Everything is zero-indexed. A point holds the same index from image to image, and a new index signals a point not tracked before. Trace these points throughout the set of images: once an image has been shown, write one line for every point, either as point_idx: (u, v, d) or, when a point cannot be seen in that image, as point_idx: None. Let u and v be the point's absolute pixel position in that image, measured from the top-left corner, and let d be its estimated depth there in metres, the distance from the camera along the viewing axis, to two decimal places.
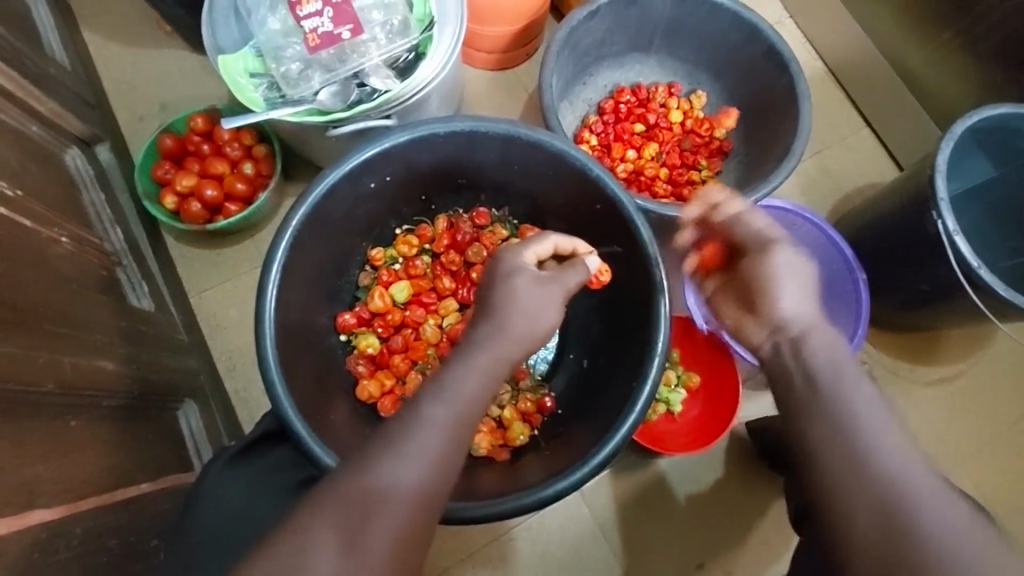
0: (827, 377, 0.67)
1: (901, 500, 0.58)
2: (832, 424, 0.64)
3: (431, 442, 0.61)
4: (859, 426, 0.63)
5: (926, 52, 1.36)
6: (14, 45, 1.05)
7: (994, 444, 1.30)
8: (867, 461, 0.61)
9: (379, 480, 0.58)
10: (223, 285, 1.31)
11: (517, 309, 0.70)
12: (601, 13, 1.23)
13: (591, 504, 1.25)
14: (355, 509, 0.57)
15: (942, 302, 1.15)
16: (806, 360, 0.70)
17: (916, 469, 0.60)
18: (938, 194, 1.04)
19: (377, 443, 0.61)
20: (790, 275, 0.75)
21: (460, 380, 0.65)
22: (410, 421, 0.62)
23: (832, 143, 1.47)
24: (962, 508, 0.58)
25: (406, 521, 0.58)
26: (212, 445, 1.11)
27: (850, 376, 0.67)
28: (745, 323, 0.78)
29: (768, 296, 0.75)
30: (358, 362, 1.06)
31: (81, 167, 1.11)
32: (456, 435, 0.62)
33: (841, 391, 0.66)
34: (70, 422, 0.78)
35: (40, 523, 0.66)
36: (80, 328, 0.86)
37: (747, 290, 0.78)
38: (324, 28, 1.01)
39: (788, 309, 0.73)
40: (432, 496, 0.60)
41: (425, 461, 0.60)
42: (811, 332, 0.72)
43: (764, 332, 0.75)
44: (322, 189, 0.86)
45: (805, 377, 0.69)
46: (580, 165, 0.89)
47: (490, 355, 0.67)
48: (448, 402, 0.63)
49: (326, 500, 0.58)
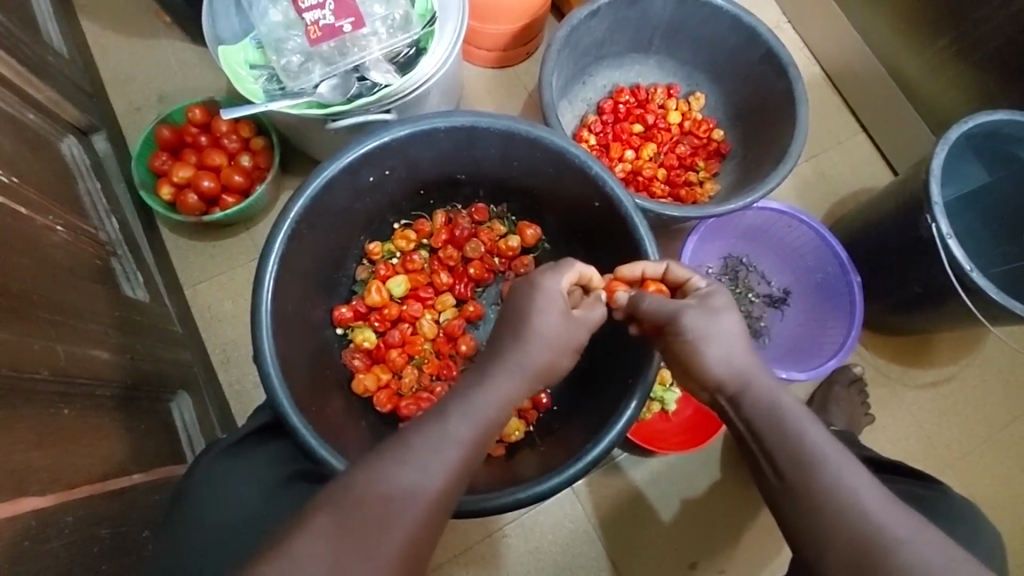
0: (773, 431, 0.66)
1: (864, 525, 0.59)
2: (789, 456, 0.64)
3: (445, 454, 0.61)
4: (818, 464, 0.63)
5: (922, 59, 1.37)
6: (13, 32, 1.04)
7: (982, 448, 1.31)
8: (830, 503, 0.61)
9: (388, 487, 0.58)
10: (219, 278, 1.31)
11: (541, 331, 0.70)
12: (601, 13, 1.23)
13: (583, 502, 1.25)
14: (360, 516, 0.56)
15: (935, 306, 1.17)
16: (748, 419, 0.68)
17: (882, 503, 0.60)
18: (933, 198, 1.05)
19: (387, 449, 0.61)
20: (708, 340, 0.70)
21: (479, 395, 0.66)
22: (425, 428, 0.63)
23: (828, 147, 1.48)
24: (933, 536, 0.58)
25: (412, 532, 0.58)
26: (204, 437, 1.10)
27: (798, 421, 0.66)
28: (689, 383, 0.75)
29: (700, 362, 0.71)
30: (354, 356, 1.05)
31: (77, 156, 1.11)
32: (470, 449, 0.63)
33: (792, 434, 0.65)
34: (64, 410, 0.77)
35: (31, 510, 0.65)
36: (75, 317, 0.86)
37: (676, 357, 0.74)
38: (326, 20, 1.01)
39: (719, 371, 0.70)
40: (440, 502, 0.60)
41: (434, 471, 0.60)
42: (748, 387, 0.69)
43: (709, 396, 0.73)
44: (320, 182, 0.86)
45: (753, 437, 0.68)
46: (580, 162, 0.90)
47: (511, 373, 0.68)
48: (464, 418, 0.64)
49: (333, 502, 0.57)
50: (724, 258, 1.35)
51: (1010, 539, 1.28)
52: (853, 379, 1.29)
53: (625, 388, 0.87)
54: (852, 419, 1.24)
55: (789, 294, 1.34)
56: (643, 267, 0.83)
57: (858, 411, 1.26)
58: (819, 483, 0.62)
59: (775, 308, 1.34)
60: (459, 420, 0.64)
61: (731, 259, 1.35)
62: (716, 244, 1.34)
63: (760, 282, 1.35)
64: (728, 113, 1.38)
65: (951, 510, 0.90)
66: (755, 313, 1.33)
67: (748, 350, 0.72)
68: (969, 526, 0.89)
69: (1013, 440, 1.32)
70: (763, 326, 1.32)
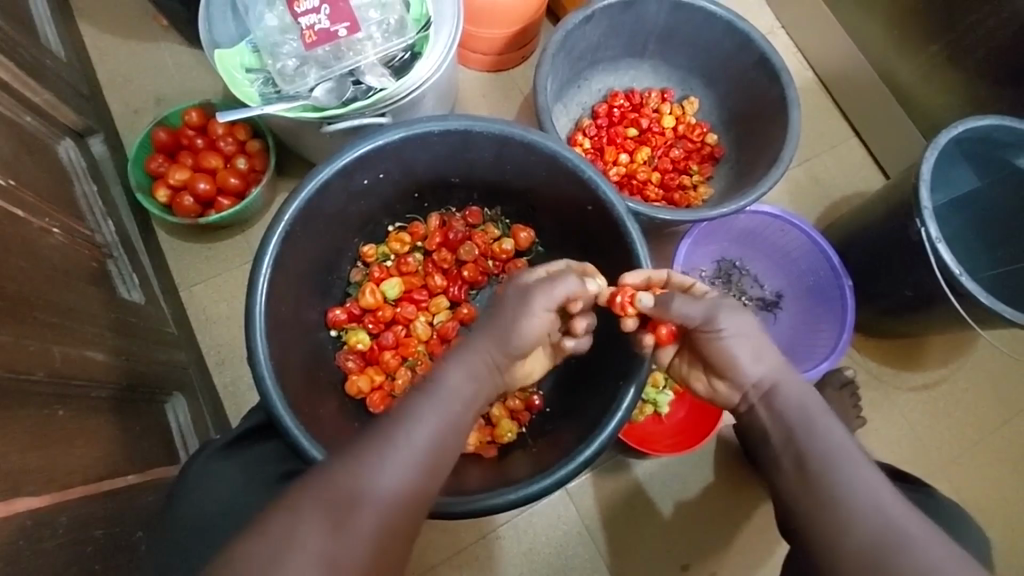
0: (802, 431, 0.68)
1: (879, 522, 0.60)
2: (810, 455, 0.66)
3: (419, 443, 0.63)
4: (836, 465, 0.64)
5: (913, 64, 1.38)
6: (10, 34, 1.05)
7: (973, 451, 1.32)
8: (843, 505, 0.62)
9: (367, 476, 0.60)
10: (215, 279, 1.31)
11: (501, 314, 0.73)
12: (596, 18, 1.24)
13: (577, 503, 1.25)
14: (334, 501, 0.59)
15: (925, 310, 1.18)
16: (778, 418, 0.70)
17: (896, 508, 0.61)
18: (922, 202, 1.06)
19: (365, 439, 0.64)
20: (743, 339, 0.73)
21: (449, 382, 0.68)
22: (399, 416, 0.65)
23: (821, 151, 1.50)
24: (942, 543, 0.59)
25: (389, 520, 0.60)
26: (199, 439, 1.10)
27: (827, 423, 0.68)
28: (718, 383, 0.77)
29: (735, 362, 0.73)
30: (348, 357, 1.06)
31: (74, 158, 1.11)
32: (441, 435, 0.65)
33: (816, 434, 0.67)
34: (59, 411, 0.78)
35: (27, 511, 0.66)
36: (71, 318, 0.86)
37: (706, 358, 0.77)
38: (322, 25, 1.01)
39: (754, 370, 0.73)
40: (413, 489, 0.62)
41: (410, 460, 0.62)
42: (780, 387, 0.72)
43: (737, 397, 0.75)
44: (315, 185, 0.87)
45: (781, 434, 0.69)
46: (573, 166, 0.91)
47: (478, 361, 0.70)
48: (435, 404, 0.66)
49: (311, 489, 0.60)
50: (716, 262, 1.36)
51: (1001, 542, 1.29)
52: (844, 382, 1.29)
53: (616, 384, 0.88)
54: (845, 422, 1.25)
55: (781, 297, 1.34)
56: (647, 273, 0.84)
57: (851, 412, 1.26)
58: (833, 485, 0.63)
59: (768, 311, 1.34)
60: (432, 411, 0.66)
61: (724, 262, 1.35)
62: (709, 247, 1.35)
63: (752, 285, 1.35)
64: (722, 117, 1.39)
65: (940, 513, 0.91)
66: None
67: (774, 349, 0.75)
68: (957, 527, 0.90)
69: (1004, 443, 1.33)
70: None
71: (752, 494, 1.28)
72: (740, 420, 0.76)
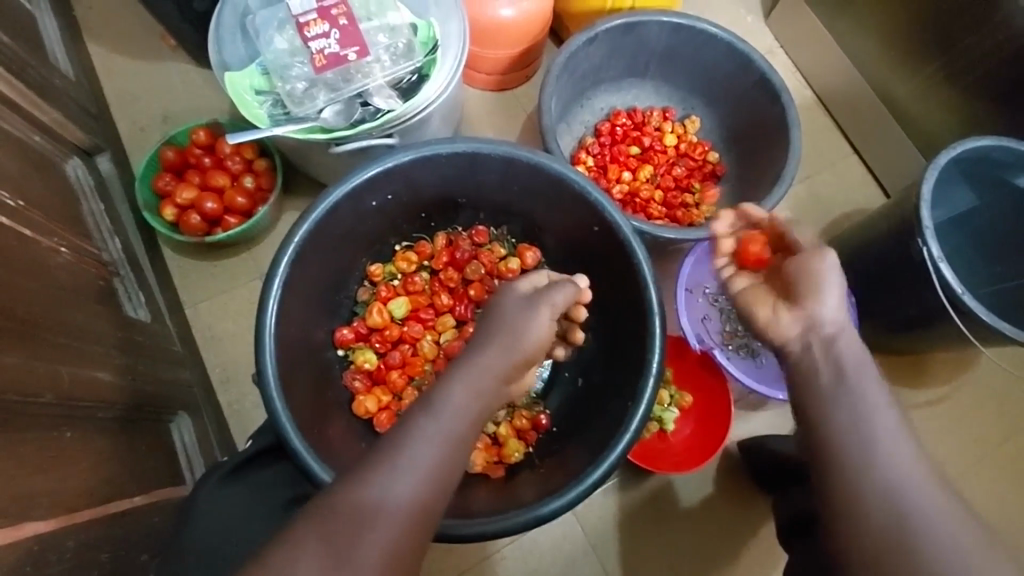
0: (849, 382, 0.72)
1: (902, 486, 0.65)
2: (847, 411, 0.70)
3: (424, 462, 0.63)
4: (866, 431, 0.68)
5: (911, 84, 1.40)
6: (21, 57, 1.06)
7: (979, 466, 1.32)
8: (866, 474, 0.66)
9: (376, 494, 0.61)
10: (221, 297, 1.31)
11: (501, 325, 0.74)
12: (599, 40, 1.26)
13: (583, 522, 1.25)
14: (344, 524, 0.59)
15: (929, 327, 1.18)
16: (835, 362, 0.74)
17: (917, 477, 0.65)
18: (923, 222, 1.08)
19: (374, 459, 0.63)
20: (830, 277, 0.78)
21: (451, 398, 0.67)
22: (407, 434, 0.64)
23: (821, 169, 1.52)
24: (958, 513, 0.63)
25: (400, 535, 0.60)
26: (205, 460, 1.10)
27: (868, 383, 0.72)
28: (778, 318, 0.80)
29: (810, 290, 0.77)
30: (355, 377, 1.06)
31: (81, 177, 1.12)
32: (448, 452, 0.64)
33: (854, 394, 0.71)
34: (66, 433, 0.77)
35: (33, 536, 0.65)
36: (78, 338, 0.87)
37: (792, 283, 0.80)
38: (331, 49, 1.03)
39: (824, 309, 0.76)
40: (422, 509, 0.62)
41: (419, 475, 0.62)
42: (841, 336, 0.76)
43: (796, 330, 0.77)
44: (325, 207, 0.88)
45: (831, 380, 0.73)
46: (578, 187, 0.92)
47: (482, 373, 0.70)
48: (439, 421, 0.66)
49: (322, 512, 0.60)
50: None
51: None
52: None
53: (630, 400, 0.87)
54: None
55: None
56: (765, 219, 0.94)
57: None
58: (860, 452, 0.67)
59: None
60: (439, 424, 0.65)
61: None
62: None
63: None
64: (723, 136, 1.41)
65: None
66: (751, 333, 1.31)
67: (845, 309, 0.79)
68: None
69: (1009, 459, 1.33)
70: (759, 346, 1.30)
71: (759, 512, 1.27)
72: (788, 360, 0.78)
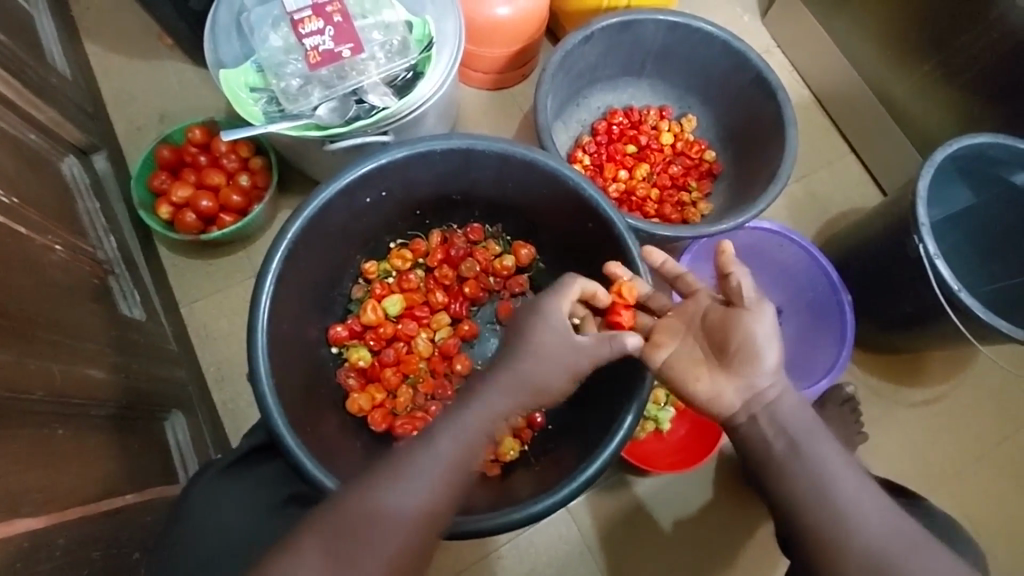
0: (804, 443, 0.72)
1: (876, 537, 0.67)
2: (811, 470, 0.71)
3: (433, 477, 0.64)
4: (831, 492, 0.69)
5: (907, 83, 1.40)
6: (17, 55, 1.06)
7: (977, 466, 1.32)
8: (841, 537, 0.67)
9: (386, 504, 0.62)
10: (216, 296, 1.31)
11: (534, 354, 0.70)
12: (595, 38, 1.26)
13: (578, 522, 1.24)
14: (349, 530, 0.61)
15: (926, 325, 1.18)
16: (784, 424, 0.73)
17: (886, 523, 0.68)
18: (919, 218, 1.07)
19: (383, 468, 0.65)
20: (770, 338, 0.72)
21: (467, 416, 0.68)
22: (416, 448, 0.66)
23: (818, 168, 1.52)
24: (925, 546, 0.66)
25: (408, 543, 0.62)
26: (198, 458, 1.09)
27: (819, 435, 0.73)
28: (719, 386, 0.74)
29: (752, 356, 0.72)
30: (348, 375, 1.05)
31: (77, 175, 1.12)
32: (456, 468, 0.66)
33: (810, 456, 0.71)
34: (58, 430, 0.77)
35: (24, 532, 0.65)
36: (71, 335, 0.86)
37: (729, 352, 0.73)
38: (326, 46, 1.03)
39: (767, 374, 0.73)
40: (428, 520, 0.64)
41: (426, 488, 0.64)
42: (784, 398, 0.74)
43: (738, 402, 0.74)
44: (318, 204, 0.88)
45: (784, 439, 0.73)
46: (573, 184, 0.92)
47: (510, 392, 0.69)
48: (453, 439, 0.66)
49: (329, 519, 0.62)
50: None
51: (1007, 560, 1.28)
52: (845, 399, 1.29)
53: (624, 397, 0.87)
54: (847, 440, 1.24)
55: (780, 312, 1.35)
56: (664, 258, 0.86)
57: (853, 429, 1.26)
58: (830, 512, 0.68)
59: None
60: (453, 437, 0.67)
61: None
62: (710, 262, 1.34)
63: None
64: (719, 134, 1.41)
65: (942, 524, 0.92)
66: None
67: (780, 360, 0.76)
68: (961, 543, 0.90)
69: (1008, 458, 1.33)
70: None
71: (754, 512, 1.27)
72: (735, 431, 0.76)
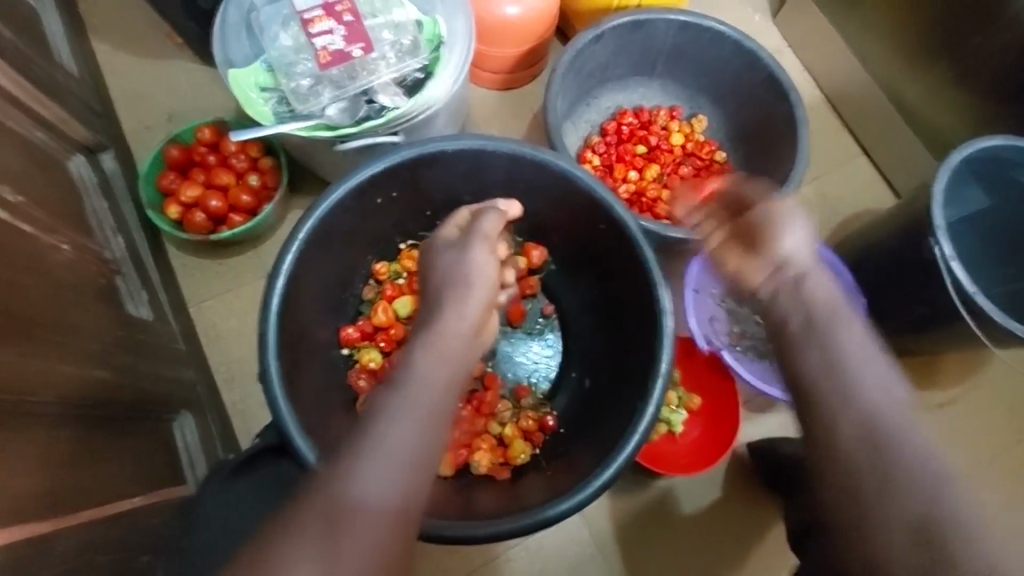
0: (854, 375, 0.69)
1: (936, 500, 0.63)
2: (868, 415, 0.67)
3: (395, 450, 0.60)
4: (888, 431, 0.67)
5: (920, 83, 1.39)
6: (25, 53, 1.05)
7: (992, 470, 1.30)
8: (885, 474, 0.66)
9: (348, 487, 0.58)
10: (225, 296, 1.31)
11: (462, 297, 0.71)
12: (606, 37, 1.25)
13: (589, 524, 1.23)
14: (320, 524, 0.57)
15: (940, 328, 1.17)
16: (807, 297, 0.74)
17: (947, 484, 0.64)
18: (935, 221, 1.06)
19: (345, 452, 0.61)
20: (790, 222, 0.78)
21: (416, 377, 0.65)
22: (373, 424, 0.62)
23: (830, 169, 1.51)
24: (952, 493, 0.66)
25: (384, 523, 0.58)
26: (207, 458, 1.09)
27: (876, 377, 0.69)
28: (744, 262, 0.79)
29: (774, 232, 0.78)
30: (359, 377, 1.04)
31: (85, 174, 1.12)
32: (416, 432, 0.62)
33: (864, 403, 0.68)
34: (66, 432, 0.77)
35: (31, 535, 0.64)
36: (79, 335, 0.85)
37: (753, 229, 0.80)
38: (337, 45, 1.03)
39: (790, 250, 0.77)
40: (401, 496, 0.59)
41: (391, 466, 0.60)
42: (811, 274, 0.76)
43: (766, 275, 0.77)
44: (329, 204, 0.87)
45: (834, 377, 0.70)
46: (585, 185, 0.91)
47: (439, 346, 0.67)
48: (403, 403, 0.63)
49: (300, 514, 0.58)
50: None
51: None
52: None
53: (637, 396, 0.87)
54: None
55: None
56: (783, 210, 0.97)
57: None
58: (883, 456, 0.66)
59: None
60: (403, 400, 0.63)
61: None
62: None
63: None
64: (731, 135, 1.40)
65: None
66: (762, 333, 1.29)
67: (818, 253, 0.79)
68: None
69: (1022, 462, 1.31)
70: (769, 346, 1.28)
71: (765, 516, 1.26)
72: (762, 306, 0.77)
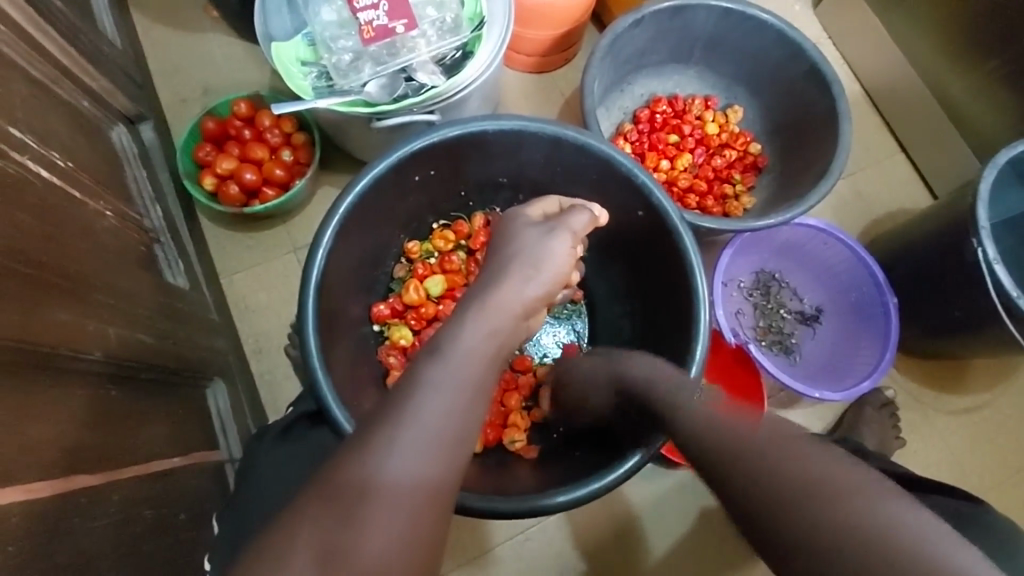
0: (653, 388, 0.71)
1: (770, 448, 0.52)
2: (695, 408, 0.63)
3: (433, 422, 0.57)
4: (779, 455, 0.50)
5: (967, 81, 1.34)
6: (72, 21, 1.06)
7: (1016, 477, 1.29)
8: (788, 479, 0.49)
9: (378, 459, 0.55)
10: (256, 269, 1.33)
11: (520, 263, 0.71)
12: (646, 22, 1.23)
13: (604, 509, 1.25)
14: (346, 496, 0.53)
15: (974, 331, 1.14)
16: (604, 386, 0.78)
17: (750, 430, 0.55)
18: (979, 221, 1.04)
19: (377, 423, 0.58)
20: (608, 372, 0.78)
21: (463, 344, 0.63)
22: (410, 395, 0.59)
23: (866, 166, 1.48)
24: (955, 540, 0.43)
25: (417, 499, 0.54)
26: (237, 424, 1.12)
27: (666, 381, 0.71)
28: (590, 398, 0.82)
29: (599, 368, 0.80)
30: (389, 354, 1.06)
31: (126, 143, 1.13)
32: (457, 403, 0.59)
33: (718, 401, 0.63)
34: (111, 392, 0.79)
35: (81, 488, 0.67)
36: (124, 300, 0.87)
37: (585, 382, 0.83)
38: (380, 21, 1.01)
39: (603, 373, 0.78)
40: (436, 473, 0.56)
41: (427, 439, 0.56)
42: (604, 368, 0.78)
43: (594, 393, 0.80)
44: (368, 179, 0.87)
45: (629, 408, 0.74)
46: (626, 170, 0.90)
47: (489, 316, 0.66)
48: (445, 371, 0.60)
49: (325, 486, 0.54)
50: (755, 273, 1.33)
51: None
52: (884, 403, 1.27)
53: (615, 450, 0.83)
54: (881, 442, 1.22)
55: (821, 312, 1.32)
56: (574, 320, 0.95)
57: (890, 433, 1.24)
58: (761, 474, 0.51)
59: (807, 325, 1.32)
60: (447, 370, 0.61)
61: (763, 274, 1.33)
62: (750, 257, 1.32)
63: (792, 299, 1.33)
64: (766, 126, 1.38)
65: (997, 524, 0.85)
66: (786, 329, 1.31)
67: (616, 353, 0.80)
68: None
69: None
70: (793, 343, 1.31)
71: None
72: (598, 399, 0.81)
